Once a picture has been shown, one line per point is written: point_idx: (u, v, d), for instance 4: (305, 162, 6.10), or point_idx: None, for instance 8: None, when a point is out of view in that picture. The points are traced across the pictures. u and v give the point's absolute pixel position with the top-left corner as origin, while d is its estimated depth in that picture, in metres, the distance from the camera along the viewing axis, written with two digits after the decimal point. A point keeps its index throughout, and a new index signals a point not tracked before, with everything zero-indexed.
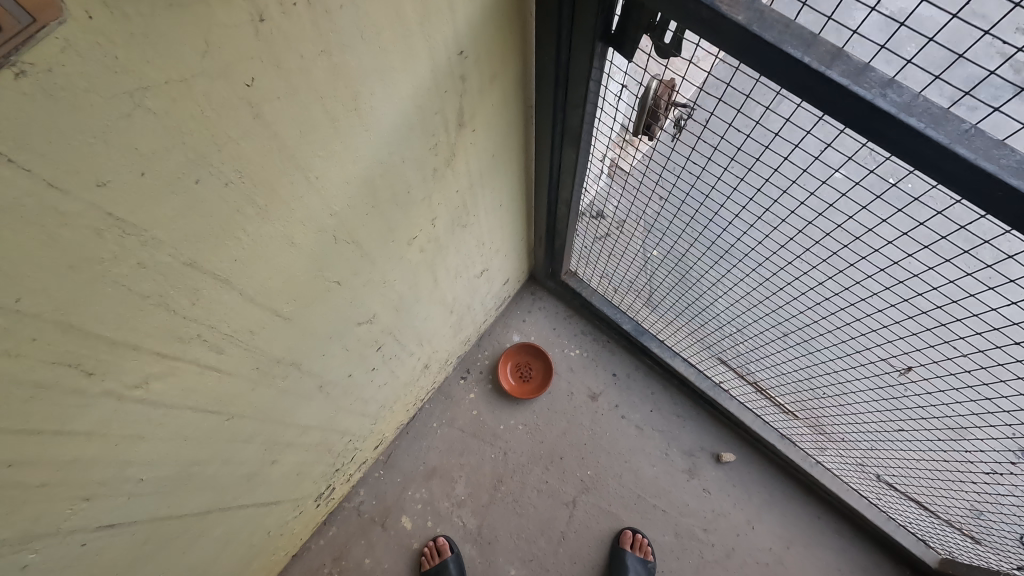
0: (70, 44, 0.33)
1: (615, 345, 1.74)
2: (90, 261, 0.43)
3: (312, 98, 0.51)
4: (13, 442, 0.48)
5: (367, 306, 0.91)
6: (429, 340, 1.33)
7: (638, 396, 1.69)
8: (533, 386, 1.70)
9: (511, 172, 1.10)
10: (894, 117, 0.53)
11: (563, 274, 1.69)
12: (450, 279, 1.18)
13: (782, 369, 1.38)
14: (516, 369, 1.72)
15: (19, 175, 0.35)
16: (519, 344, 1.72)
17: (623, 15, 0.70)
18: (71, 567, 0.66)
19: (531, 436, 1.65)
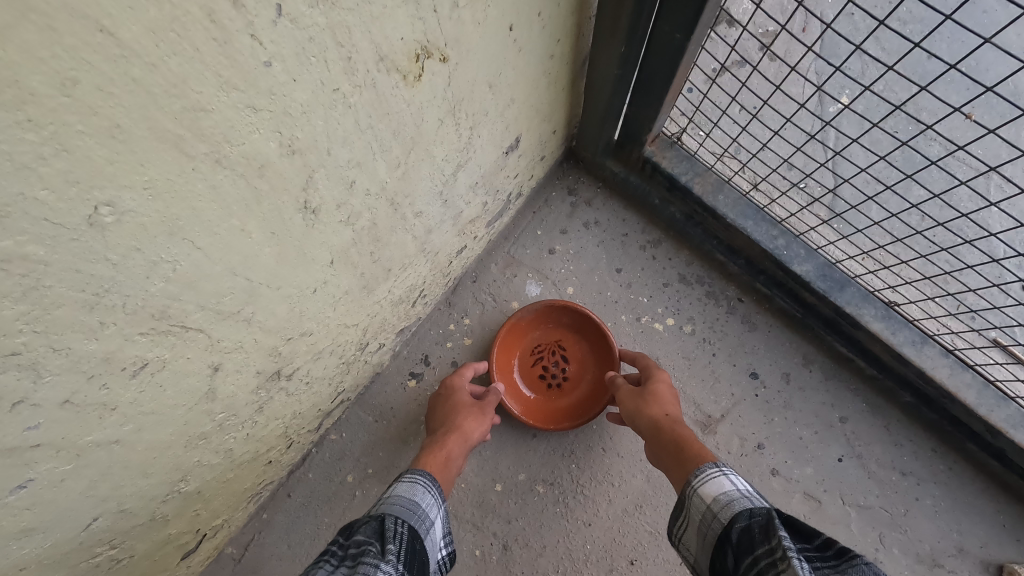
0: None
1: (756, 309, 0.77)
2: None
3: None
4: None
5: None
6: (219, 304, 0.35)
7: (812, 427, 0.73)
8: (569, 403, 0.74)
9: None
10: None
11: (651, 140, 0.70)
12: None
13: None
14: (536, 367, 0.75)
15: None
16: (540, 311, 0.73)
17: None
18: None
19: (564, 511, 0.72)
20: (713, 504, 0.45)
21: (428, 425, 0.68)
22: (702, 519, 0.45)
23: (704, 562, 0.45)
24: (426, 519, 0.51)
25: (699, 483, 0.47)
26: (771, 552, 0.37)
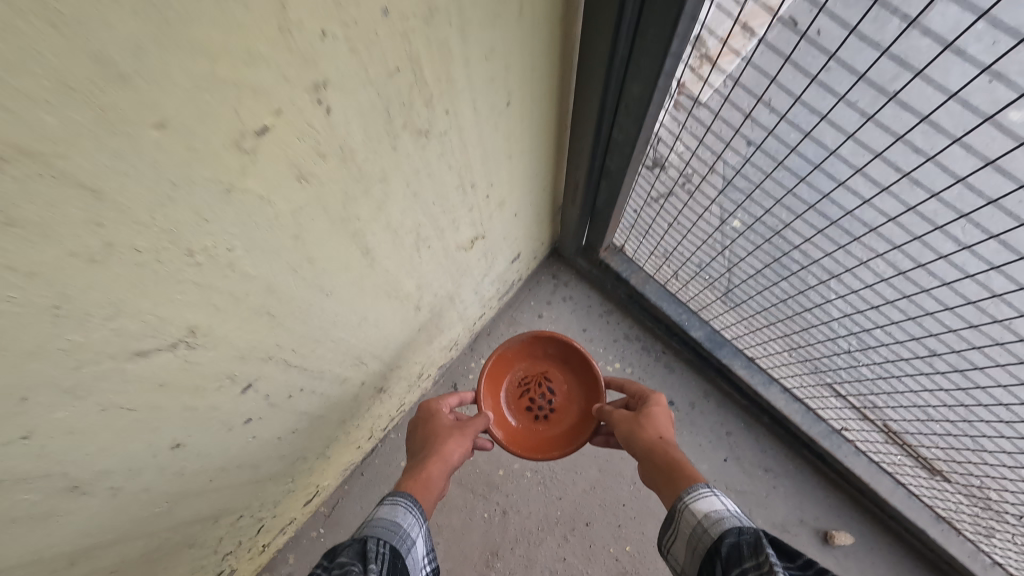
0: None
1: (674, 360, 1.16)
2: None
3: None
4: None
5: (115, 310, 0.36)
6: (375, 352, 0.76)
7: (708, 439, 1.11)
8: (554, 432, 0.92)
9: (532, 26, 0.52)
10: None
11: (602, 249, 1.11)
12: (392, 247, 0.59)
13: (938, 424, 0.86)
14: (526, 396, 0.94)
15: None
16: (525, 342, 0.94)
17: None
18: None
19: (545, 491, 1.10)
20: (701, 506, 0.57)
21: (416, 446, 0.80)
22: (691, 530, 0.56)
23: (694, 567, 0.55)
24: (410, 531, 0.61)
25: (690, 502, 0.57)
26: (761, 566, 0.46)
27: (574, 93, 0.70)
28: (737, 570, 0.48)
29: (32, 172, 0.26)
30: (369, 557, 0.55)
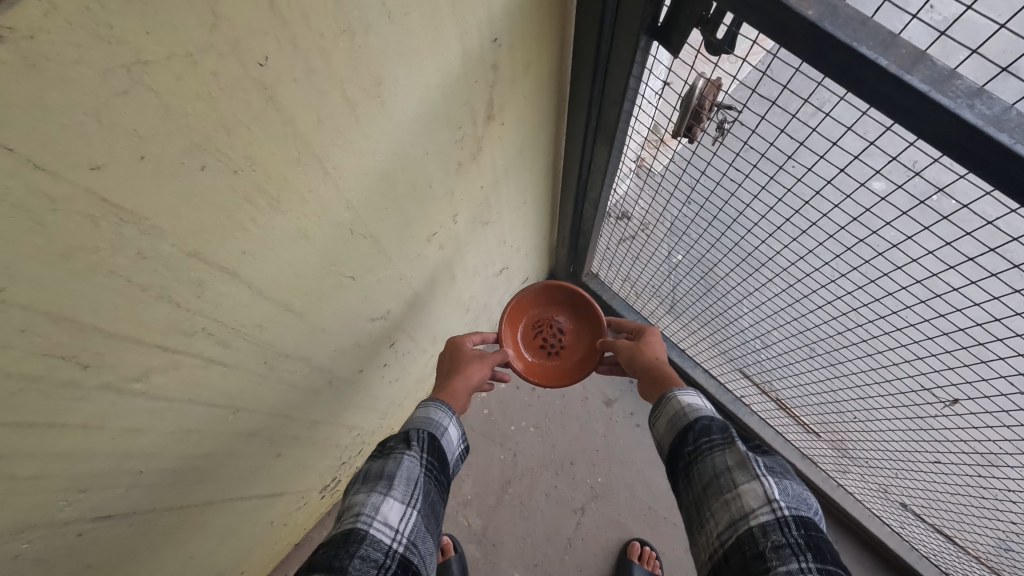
0: (57, 6, 0.28)
1: None
2: (85, 250, 0.39)
3: (330, 80, 0.47)
4: (10, 437, 0.46)
5: (381, 302, 0.86)
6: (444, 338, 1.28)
7: None
8: (569, 362, 1.15)
9: (539, 157, 1.00)
10: (977, 129, 0.46)
11: (585, 275, 1.67)
12: (468, 277, 1.12)
13: (805, 385, 1.33)
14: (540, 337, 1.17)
15: (3, 156, 0.31)
16: (538, 290, 1.16)
17: (673, 5, 0.64)
18: (67, 555, 0.66)
19: (543, 440, 1.62)
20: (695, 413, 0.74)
21: (445, 369, 1.01)
22: (675, 415, 0.76)
23: (668, 442, 0.76)
24: (444, 422, 0.86)
25: (677, 396, 0.78)
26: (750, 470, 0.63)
27: (562, 194, 1.22)
28: (704, 439, 0.70)
29: (387, 260, 0.78)
30: (412, 446, 0.79)
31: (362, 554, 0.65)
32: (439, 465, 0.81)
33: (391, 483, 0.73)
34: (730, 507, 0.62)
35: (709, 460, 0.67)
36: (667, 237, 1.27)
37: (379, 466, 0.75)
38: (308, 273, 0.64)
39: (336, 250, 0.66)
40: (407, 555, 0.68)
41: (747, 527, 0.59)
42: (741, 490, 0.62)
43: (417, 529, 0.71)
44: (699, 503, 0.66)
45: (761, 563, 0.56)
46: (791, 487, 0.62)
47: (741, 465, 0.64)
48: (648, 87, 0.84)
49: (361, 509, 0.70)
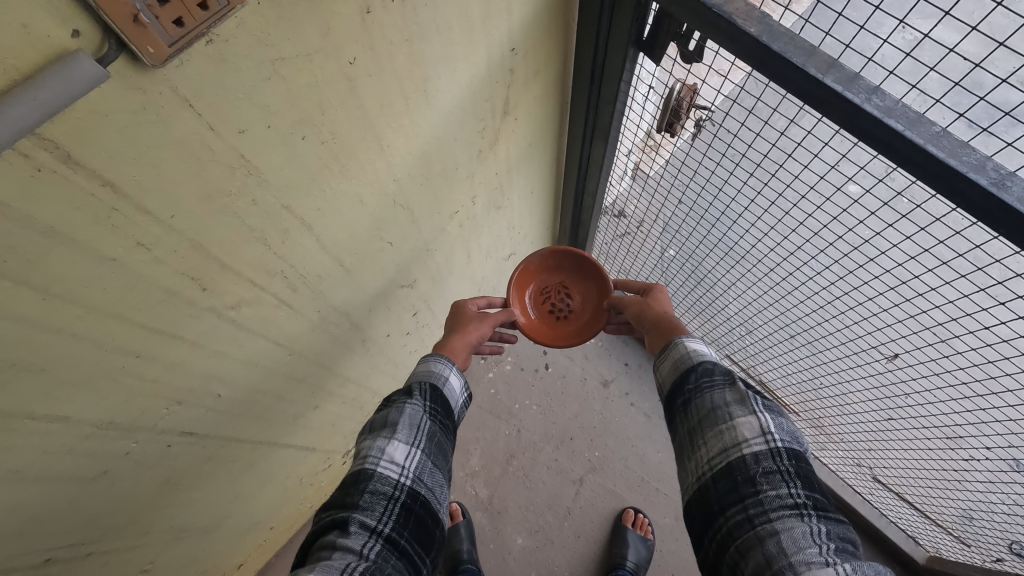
0: (244, 22, 0.44)
1: (629, 339, 1.83)
2: (222, 193, 0.55)
3: (393, 77, 0.63)
4: (145, 340, 0.60)
5: (409, 270, 1.01)
6: None
7: (648, 387, 1.75)
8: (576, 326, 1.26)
9: (543, 153, 1.16)
10: (877, 118, 0.62)
11: None
12: (482, 257, 1.28)
13: (787, 366, 1.47)
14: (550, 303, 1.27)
15: (193, 117, 0.47)
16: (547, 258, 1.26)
17: (654, 24, 0.80)
18: (158, 466, 0.78)
19: (544, 416, 1.71)
20: (696, 356, 0.73)
21: (448, 327, 1.03)
22: (679, 358, 0.74)
23: (670, 382, 0.74)
24: (446, 371, 0.84)
25: (683, 340, 0.76)
26: (745, 406, 0.64)
27: (564, 191, 1.37)
28: (706, 377, 0.70)
29: (416, 230, 0.93)
30: (414, 395, 0.79)
31: (373, 487, 0.67)
32: (443, 410, 0.80)
33: (395, 428, 0.73)
34: (723, 437, 0.63)
35: (707, 396, 0.68)
36: (662, 234, 1.44)
37: (382, 416, 0.75)
38: (359, 233, 0.80)
39: (380, 216, 0.81)
40: (415, 487, 0.70)
41: (739, 455, 0.61)
42: (736, 422, 0.63)
43: (423, 466, 0.72)
44: (693, 433, 0.67)
45: (751, 487, 0.59)
46: (785, 423, 0.64)
47: (741, 401, 0.65)
48: (638, 90, 1.01)
49: (368, 452, 0.71)
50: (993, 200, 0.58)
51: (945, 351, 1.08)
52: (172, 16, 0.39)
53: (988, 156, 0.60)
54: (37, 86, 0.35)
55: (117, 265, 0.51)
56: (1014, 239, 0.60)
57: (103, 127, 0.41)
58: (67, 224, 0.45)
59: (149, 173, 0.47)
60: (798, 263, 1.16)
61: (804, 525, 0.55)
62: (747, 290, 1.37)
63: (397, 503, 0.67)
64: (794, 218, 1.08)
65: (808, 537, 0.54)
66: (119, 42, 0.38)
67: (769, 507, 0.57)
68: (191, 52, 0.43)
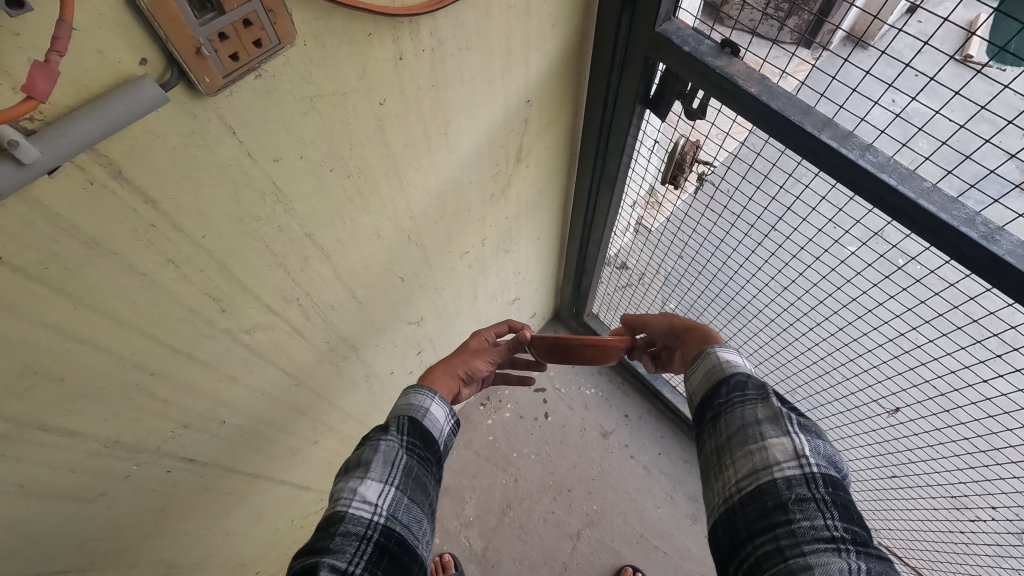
0: (290, 60, 0.49)
1: (629, 389, 1.81)
2: (252, 217, 0.58)
3: (419, 120, 0.68)
4: (161, 356, 0.61)
5: (417, 306, 1.03)
6: None
7: (648, 438, 1.72)
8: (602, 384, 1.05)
9: (551, 201, 1.20)
10: (872, 173, 0.66)
11: (585, 315, 1.70)
12: (488, 298, 1.30)
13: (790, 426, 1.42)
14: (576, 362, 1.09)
15: (234, 144, 0.50)
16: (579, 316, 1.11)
17: (660, 83, 0.85)
18: (156, 492, 0.76)
19: (542, 466, 1.67)
20: (727, 364, 0.72)
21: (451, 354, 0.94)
22: (711, 368, 0.73)
23: (701, 393, 0.73)
24: (426, 403, 0.78)
25: (716, 351, 0.74)
26: (778, 425, 0.63)
27: (570, 236, 1.38)
28: (737, 392, 0.68)
29: (427, 267, 0.96)
30: (390, 431, 0.73)
31: (344, 528, 0.62)
32: (422, 444, 0.74)
33: (367, 465, 0.68)
34: (753, 457, 0.62)
35: (737, 413, 0.67)
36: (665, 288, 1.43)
37: (355, 455, 0.70)
38: (374, 265, 0.82)
39: (394, 251, 0.84)
40: (389, 526, 0.64)
41: (770, 478, 0.60)
42: (769, 443, 0.62)
43: (398, 504, 0.66)
44: (721, 450, 0.66)
45: (783, 515, 0.57)
46: (822, 446, 0.62)
47: (773, 420, 0.64)
48: (644, 145, 1.06)
49: (340, 494, 0.66)
50: (984, 252, 0.61)
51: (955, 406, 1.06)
52: (229, 51, 0.43)
53: (977, 211, 0.63)
54: (104, 105, 0.38)
55: (147, 281, 0.53)
56: (1005, 290, 0.63)
57: (154, 148, 0.45)
58: (108, 237, 0.47)
59: (188, 193, 0.50)
60: (806, 317, 1.15)
61: (841, 561, 0.53)
62: (751, 344, 1.35)
63: (370, 543, 0.62)
64: (802, 270, 1.08)
65: (845, 573, 0.52)
66: (180, 71, 0.42)
67: (802, 539, 0.55)
68: (240, 85, 0.47)
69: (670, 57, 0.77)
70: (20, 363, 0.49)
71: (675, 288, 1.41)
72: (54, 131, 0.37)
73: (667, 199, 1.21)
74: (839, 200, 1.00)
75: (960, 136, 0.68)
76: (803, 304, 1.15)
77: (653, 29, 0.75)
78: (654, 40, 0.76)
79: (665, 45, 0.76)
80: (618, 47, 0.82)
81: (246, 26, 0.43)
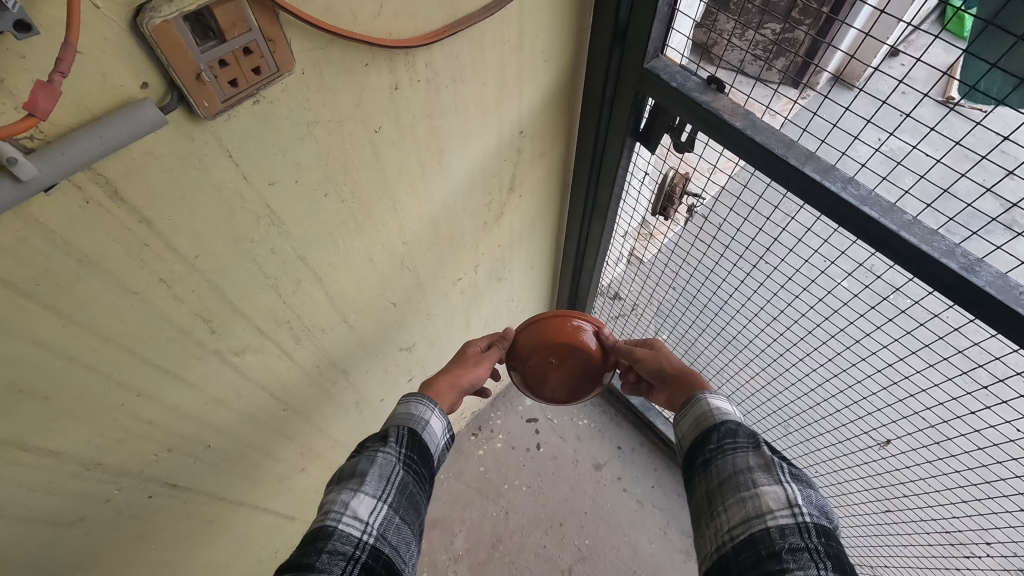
0: (288, 87, 0.51)
1: (622, 420, 1.79)
2: (245, 239, 0.59)
3: (413, 146, 0.70)
4: (148, 376, 0.60)
5: (409, 333, 1.03)
6: None
7: (641, 471, 1.69)
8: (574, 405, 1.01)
9: (544, 230, 1.22)
10: (855, 206, 0.68)
11: None
12: (480, 326, 1.30)
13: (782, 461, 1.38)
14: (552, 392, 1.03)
15: (231, 166, 0.51)
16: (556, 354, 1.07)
17: (649, 117, 0.88)
18: (136, 518, 0.75)
19: (533, 498, 1.64)
20: (716, 410, 0.73)
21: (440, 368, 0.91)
22: (701, 415, 0.73)
23: (690, 439, 0.73)
24: (426, 415, 0.77)
25: (705, 398, 0.74)
26: (771, 473, 0.63)
27: (563, 265, 1.39)
28: (729, 439, 0.68)
29: (419, 292, 0.96)
30: (388, 441, 0.72)
31: (331, 546, 0.61)
32: (419, 459, 0.73)
33: (362, 478, 0.67)
34: (746, 505, 0.61)
35: (729, 459, 0.66)
36: (657, 319, 1.43)
37: (350, 465, 0.69)
38: (366, 289, 0.83)
39: (387, 275, 0.85)
40: (378, 546, 0.63)
41: (763, 527, 0.59)
42: (761, 491, 0.61)
43: (388, 523, 0.65)
44: (712, 496, 0.65)
45: (776, 564, 0.56)
46: (814, 496, 0.61)
47: (765, 468, 0.63)
48: (634, 177, 1.09)
49: (331, 506, 0.64)
50: (965, 283, 0.62)
51: (947, 440, 1.05)
52: (229, 77, 0.45)
53: (957, 243, 0.65)
54: (105, 125, 0.39)
55: (138, 299, 0.53)
56: (988, 322, 0.63)
57: (151, 169, 0.46)
58: (101, 255, 0.48)
59: (183, 213, 0.51)
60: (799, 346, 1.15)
61: None
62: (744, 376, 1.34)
63: (357, 564, 0.60)
64: (796, 299, 1.08)
65: None
66: (180, 95, 0.43)
67: None
68: (238, 110, 0.48)
69: (659, 92, 0.79)
70: (5, 380, 0.48)
71: (666, 318, 1.41)
72: (55, 149, 0.38)
73: (659, 230, 1.22)
74: (827, 233, 1.02)
75: (937, 168, 0.70)
76: (794, 334, 1.15)
77: (642, 65, 0.78)
78: (643, 75, 0.79)
79: (654, 80, 0.78)
80: (609, 82, 0.85)
81: (246, 54, 0.44)
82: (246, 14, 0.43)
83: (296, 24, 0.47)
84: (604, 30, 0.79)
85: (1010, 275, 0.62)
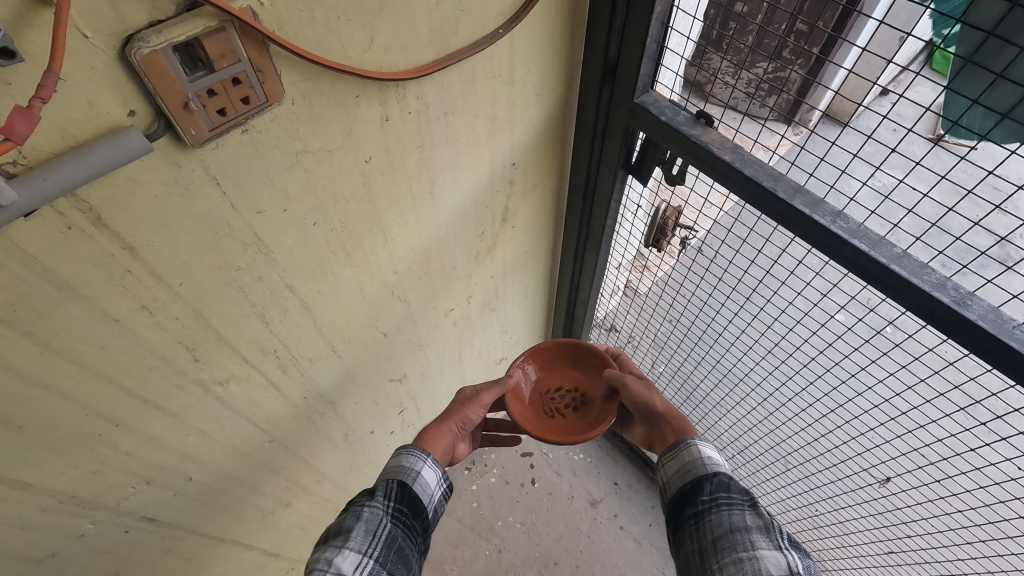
0: (276, 116, 0.51)
1: (618, 455, 1.75)
2: (231, 267, 0.58)
3: (404, 177, 0.70)
4: (127, 406, 0.59)
5: (399, 364, 1.02)
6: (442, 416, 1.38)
7: (639, 508, 1.65)
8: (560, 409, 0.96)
9: (538, 261, 1.21)
10: (844, 239, 0.68)
11: None
12: (473, 358, 1.29)
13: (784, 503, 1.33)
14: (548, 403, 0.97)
15: (218, 194, 0.52)
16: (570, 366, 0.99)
17: (640, 150, 0.88)
18: (111, 554, 0.72)
19: (528, 536, 1.59)
20: (708, 458, 0.70)
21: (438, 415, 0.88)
22: (690, 462, 0.71)
23: (677, 485, 0.71)
24: (418, 465, 0.75)
25: (695, 444, 0.73)
26: (770, 536, 0.61)
27: (557, 294, 1.38)
28: (722, 493, 0.66)
29: (410, 323, 0.95)
30: (376, 495, 0.70)
31: None
32: (411, 511, 0.71)
33: (348, 534, 0.65)
34: (743, 566, 0.59)
35: (723, 515, 0.64)
36: (652, 352, 1.41)
37: (337, 522, 0.67)
38: (355, 320, 0.82)
39: (376, 306, 0.84)
40: None
41: None
42: (759, 554, 0.59)
43: None
44: (704, 552, 0.63)
45: None
46: (812, 565, 0.60)
47: (764, 529, 0.62)
48: (627, 209, 1.09)
49: (314, 565, 0.62)
50: (957, 316, 0.62)
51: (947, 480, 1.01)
52: (217, 106, 0.45)
53: (947, 276, 0.64)
54: (89, 152, 0.39)
55: (120, 326, 0.52)
56: (983, 357, 0.63)
57: (135, 196, 0.46)
58: (83, 281, 0.47)
59: (167, 240, 0.51)
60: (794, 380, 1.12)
61: None
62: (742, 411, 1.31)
63: None
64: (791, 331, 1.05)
65: None
66: (167, 123, 0.44)
67: None
68: (226, 139, 0.49)
69: (648, 125, 0.80)
70: None
71: (662, 351, 1.39)
72: (36, 175, 0.38)
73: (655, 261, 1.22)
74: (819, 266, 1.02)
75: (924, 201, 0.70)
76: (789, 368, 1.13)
77: (631, 99, 0.79)
78: (634, 110, 0.80)
79: (644, 114, 0.79)
80: (601, 116, 0.87)
81: (235, 84, 0.45)
82: (236, 46, 0.43)
83: (286, 56, 0.48)
84: (594, 67, 0.80)
85: (1002, 309, 0.61)
